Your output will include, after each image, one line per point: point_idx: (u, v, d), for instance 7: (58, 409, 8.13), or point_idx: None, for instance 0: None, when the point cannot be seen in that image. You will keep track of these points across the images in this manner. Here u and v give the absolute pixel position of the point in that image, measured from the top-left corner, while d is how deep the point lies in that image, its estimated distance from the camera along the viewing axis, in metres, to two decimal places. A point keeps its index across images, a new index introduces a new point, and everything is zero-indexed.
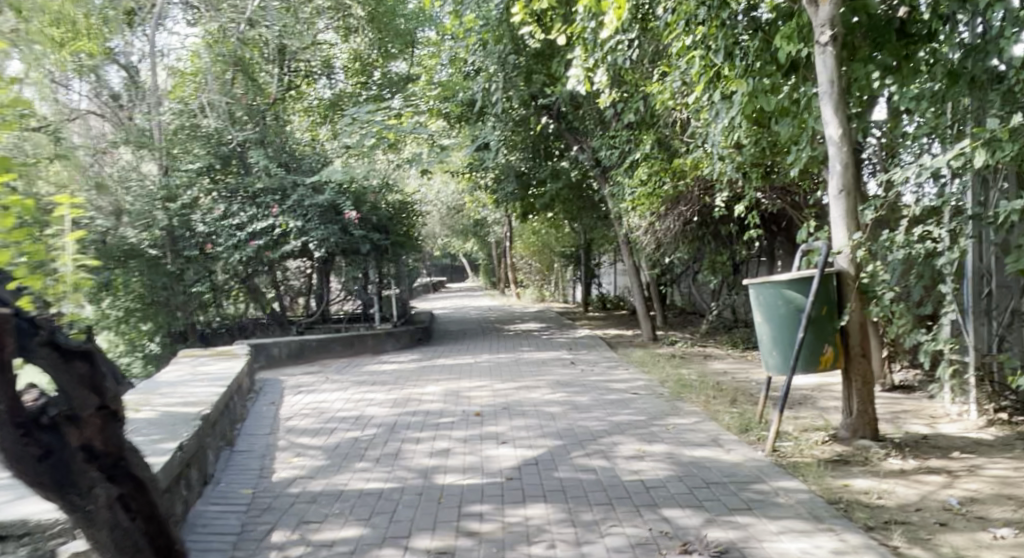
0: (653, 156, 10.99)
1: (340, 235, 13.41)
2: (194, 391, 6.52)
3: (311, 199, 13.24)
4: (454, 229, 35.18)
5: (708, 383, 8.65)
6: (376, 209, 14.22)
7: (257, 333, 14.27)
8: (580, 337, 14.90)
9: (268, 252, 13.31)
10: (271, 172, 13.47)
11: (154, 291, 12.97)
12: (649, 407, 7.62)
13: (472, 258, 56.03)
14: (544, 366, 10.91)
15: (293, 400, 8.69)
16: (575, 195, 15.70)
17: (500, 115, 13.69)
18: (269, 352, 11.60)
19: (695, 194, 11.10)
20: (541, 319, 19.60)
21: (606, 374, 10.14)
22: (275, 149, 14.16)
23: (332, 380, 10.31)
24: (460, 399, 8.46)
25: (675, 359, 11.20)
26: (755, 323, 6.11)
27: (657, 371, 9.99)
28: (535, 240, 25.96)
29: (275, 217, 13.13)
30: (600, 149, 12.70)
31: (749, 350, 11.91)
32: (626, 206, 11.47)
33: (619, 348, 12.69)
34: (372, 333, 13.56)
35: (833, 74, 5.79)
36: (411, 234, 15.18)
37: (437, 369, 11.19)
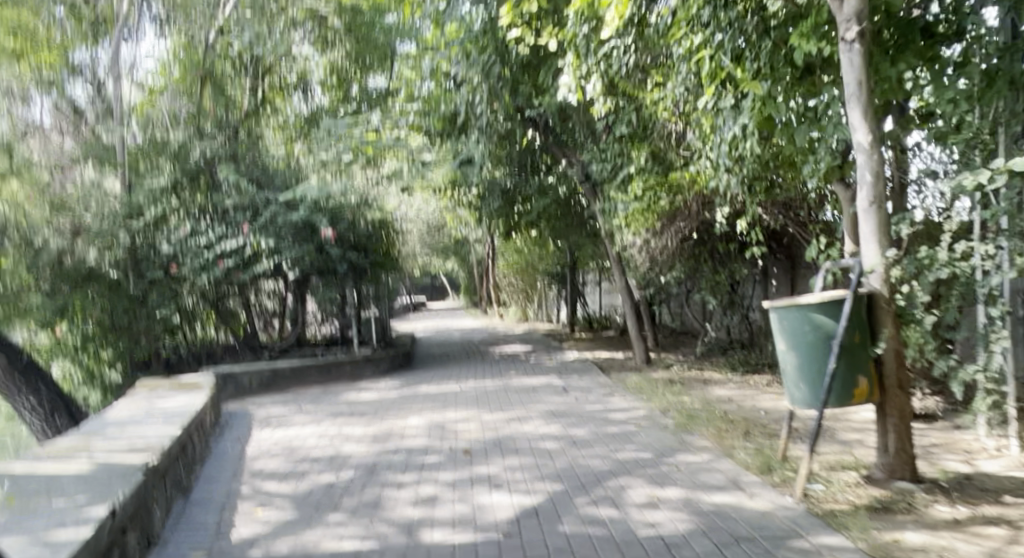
0: (648, 170, 10.42)
1: (315, 254, 12.82)
2: (145, 433, 5.75)
3: (285, 215, 12.52)
4: (434, 248, 34.50)
5: (714, 414, 8.00)
6: (356, 225, 13.50)
7: (227, 358, 13.40)
8: (570, 360, 14.24)
9: (238, 272, 12.71)
10: (241, 189, 12.76)
11: (113, 317, 12.08)
12: (655, 441, 6.95)
13: (452, 278, 55.35)
14: (534, 393, 10.21)
15: (262, 437, 7.92)
16: (562, 211, 15.21)
17: (484, 128, 13.03)
18: (238, 380, 10.79)
19: (693, 208, 10.56)
20: (526, 341, 18.94)
21: (602, 402, 9.45)
22: (248, 165, 13.50)
23: (307, 412, 9.53)
24: (446, 434, 7.73)
25: (673, 384, 10.56)
26: (779, 351, 5.47)
27: (657, 399, 9.34)
28: (519, 259, 25.35)
29: (246, 237, 12.51)
30: (590, 163, 12.11)
31: (750, 373, 11.31)
32: (619, 222, 10.89)
33: (612, 373, 12.05)
34: (350, 359, 12.80)
35: (862, 74, 5.14)
36: (389, 253, 14.59)
37: (420, 397, 10.45)
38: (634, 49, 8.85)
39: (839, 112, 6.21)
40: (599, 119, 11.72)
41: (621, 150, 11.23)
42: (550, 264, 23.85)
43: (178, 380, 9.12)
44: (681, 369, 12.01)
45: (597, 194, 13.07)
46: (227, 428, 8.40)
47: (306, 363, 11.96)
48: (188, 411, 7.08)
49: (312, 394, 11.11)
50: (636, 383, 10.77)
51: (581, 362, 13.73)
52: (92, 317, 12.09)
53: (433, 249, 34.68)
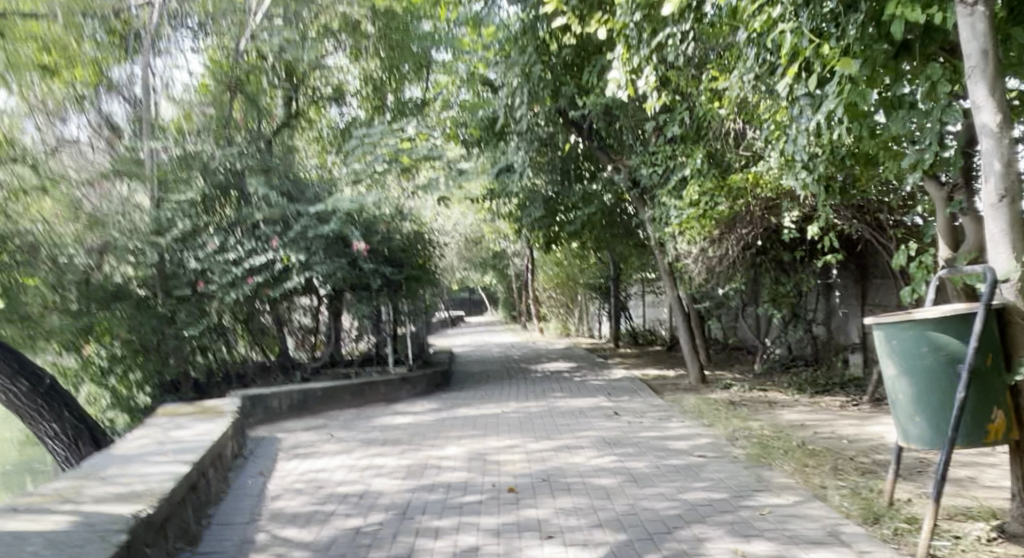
0: (706, 172, 9.61)
1: (347, 268, 11.95)
2: (149, 471, 5.06)
3: (316, 228, 11.67)
4: (473, 262, 33.96)
5: (791, 444, 7.06)
6: (390, 237, 12.64)
7: (257, 380, 12.63)
8: (617, 378, 13.36)
9: (268, 289, 11.77)
10: (270, 202, 11.98)
11: (141, 336, 11.67)
12: (727, 479, 6.05)
13: (490, 292, 54.83)
14: (583, 417, 9.36)
15: (287, 469, 7.21)
16: (608, 220, 14.12)
17: (524, 133, 12.32)
18: (267, 404, 10.17)
19: (757, 214, 9.54)
20: (569, 358, 18.10)
21: (659, 428, 8.57)
22: (277, 177, 12.57)
23: (338, 438, 8.83)
24: (489, 467, 6.93)
25: (735, 407, 9.63)
26: (887, 377, 4.61)
27: (720, 425, 8.42)
28: (560, 272, 24.62)
29: (275, 252, 11.61)
30: (639, 168, 11.33)
31: (819, 394, 10.30)
32: (672, 229, 10.03)
33: (665, 394, 11.15)
34: (385, 380, 12.09)
35: (987, 43, 4.23)
36: (427, 266, 13.67)
37: (458, 422, 9.69)
38: (692, 37, 8.02)
39: (943, 97, 5.35)
40: (649, 120, 10.91)
41: (675, 153, 10.42)
42: (593, 276, 22.95)
43: (201, 405, 8.50)
44: (742, 388, 11.04)
45: (646, 203, 12.20)
46: (252, 457, 7.75)
47: (339, 384, 11.31)
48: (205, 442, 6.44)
49: (344, 418, 10.43)
50: (694, 405, 9.85)
51: (630, 380, 12.84)
52: (118, 338, 11.67)
53: (472, 263, 34.04)
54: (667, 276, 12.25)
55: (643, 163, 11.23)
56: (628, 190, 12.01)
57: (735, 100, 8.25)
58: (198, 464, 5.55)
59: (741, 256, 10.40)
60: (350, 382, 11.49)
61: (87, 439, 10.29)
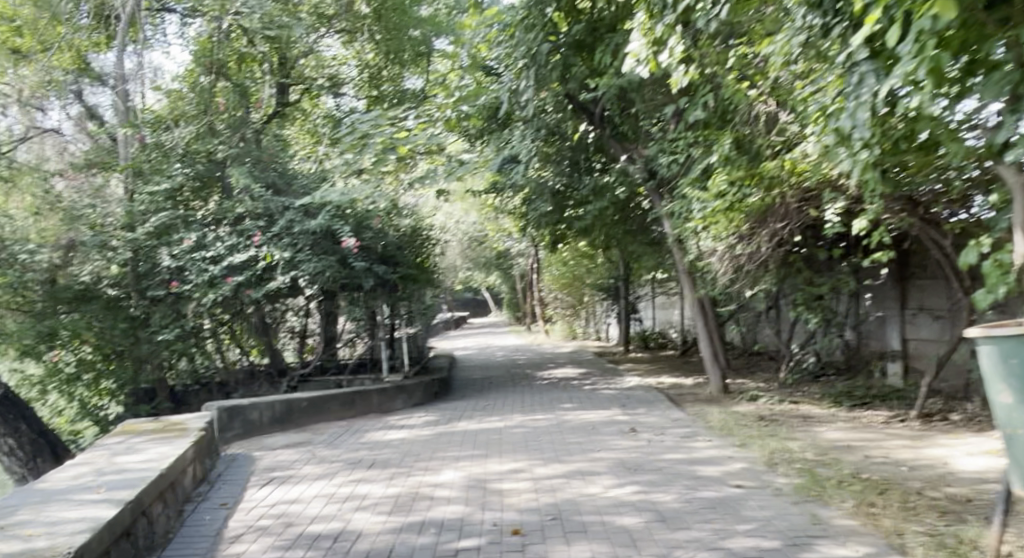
0: (734, 160, 8.66)
1: (336, 267, 10.77)
2: (65, 518, 4.08)
3: (302, 222, 10.71)
4: (477, 262, 33.03)
5: (844, 473, 6.03)
6: (383, 234, 11.64)
7: (241, 388, 11.60)
8: (630, 387, 12.36)
9: (247, 290, 10.55)
10: (253, 195, 10.89)
11: (111, 341, 10.74)
12: (777, 520, 5.03)
13: (495, 292, 53.92)
14: (596, 434, 8.35)
15: (256, 499, 6.22)
16: (620, 216, 13.05)
17: (531, 120, 11.32)
18: (246, 416, 9.19)
19: (793, 206, 8.50)
20: (578, 362, 17.12)
21: (684, 449, 7.54)
22: (262, 168, 11.47)
23: (321, 459, 7.83)
24: (490, 498, 5.93)
25: (766, 423, 8.61)
26: (995, 403, 3.67)
27: (753, 445, 7.41)
28: (566, 272, 23.66)
29: (257, 249, 10.51)
30: (656, 156, 10.34)
31: (858, 408, 9.29)
32: (694, 224, 9.07)
33: (686, 405, 10.16)
34: (378, 388, 11.07)
35: None
36: (426, 265, 12.69)
37: (457, 438, 8.69)
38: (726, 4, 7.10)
39: None
40: (668, 105, 9.92)
41: (698, 140, 9.45)
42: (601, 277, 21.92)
43: (165, 422, 7.57)
44: (771, 400, 10.02)
45: (663, 196, 11.11)
46: (220, 483, 6.75)
47: (328, 394, 10.31)
48: (157, 467, 5.50)
49: (332, 433, 9.45)
50: (720, 420, 8.84)
51: (646, 390, 11.83)
52: (89, 342, 10.73)
53: (475, 262, 33.04)
54: (687, 277, 11.26)
55: (660, 152, 10.24)
56: (643, 182, 10.97)
57: (783, 69, 7.10)
58: (134, 503, 4.56)
59: (776, 254, 9.29)
60: (339, 392, 10.48)
61: (47, 454, 9.35)
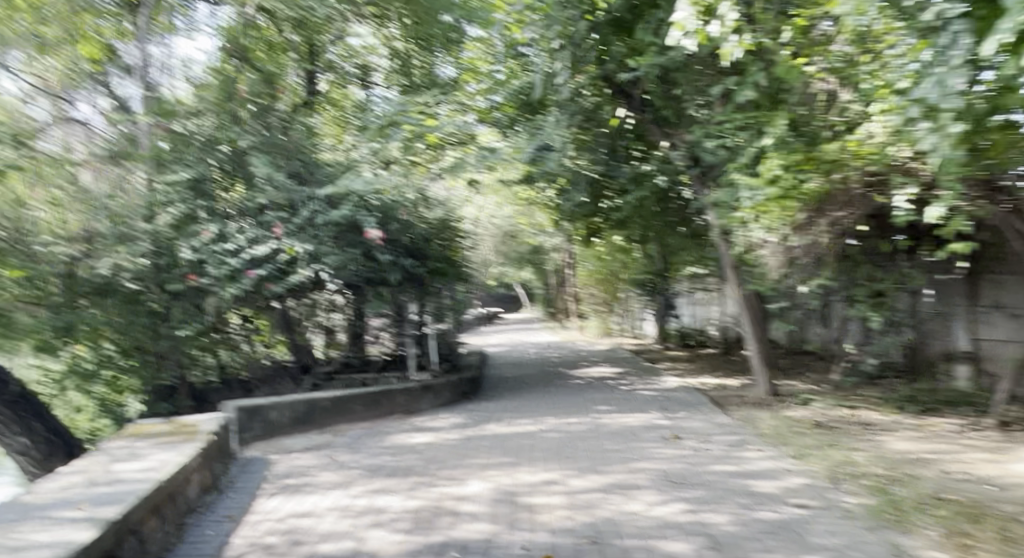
0: (789, 142, 7.94)
1: (360, 261, 10.38)
2: (33, 542, 3.56)
3: (324, 212, 10.26)
4: (510, 257, 32.42)
5: (922, 493, 5.31)
6: (410, 225, 11.11)
7: (262, 387, 11.18)
8: (670, 388, 11.66)
9: (269, 284, 10.08)
10: (274, 184, 10.42)
11: (132, 338, 10.07)
12: (853, 551, 4.33)
13: (527, 288, 53.31)
14: (636, 441, 7.70)
15: (265, 511, 5.70)
16: (660, 208, 12.34)
17: (566, 104, 10.67)
18: (265, 417, 8.71)
19: (855, 193, 7.72)
20: (613, 361, 16.45)
21: (735, 460, 6.85)
22: (285, 156, 10.96)
23: (340, 464, 7.30)
24: (521, 516, 5.32)
25: (824, 430, 7.87)
26: None
27: (811, 457, 6.70)
28: (602, 267, 22.92)
29: (278, 241, 10.04)
30: (701, 141, 9.62)
31: (924, 415, 8.49)
32: (742, 213, 8.37)
33: (731, 409, 9.46)
34: (405, 388, 10.53)
35: None
36: (456, 259, 12.11)
37: (486, 442, 8.12)
38: None
39: None
40: (716, 85, 9.19)
41: (747, 122, 8.74)
42: (637, 272, 21.18)
43: (176, 423, 7.11)
44: (826, 405, 9.25)
45: (706, 184, 10.39)
46: (230, 493, 6.23)
47: (351, 393, 9.82)
48: (155, 477, 5.00)
49: (355, 435, 8.95)
50: (772, 426, 8.11)
51: (687, 392, 11.11)
52: (108, 338, 10.01)
53: (508, 258, 32.45)
54: (732, 272, 10.49)
55: (705, 136, 9.53)
56: (686, 169, 10.27)
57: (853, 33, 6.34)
58: (120, 522, 4.04)
59: (835, 246, 8.51)
60: (363, 391, 9.99)
61: (61, 453, 9.00)
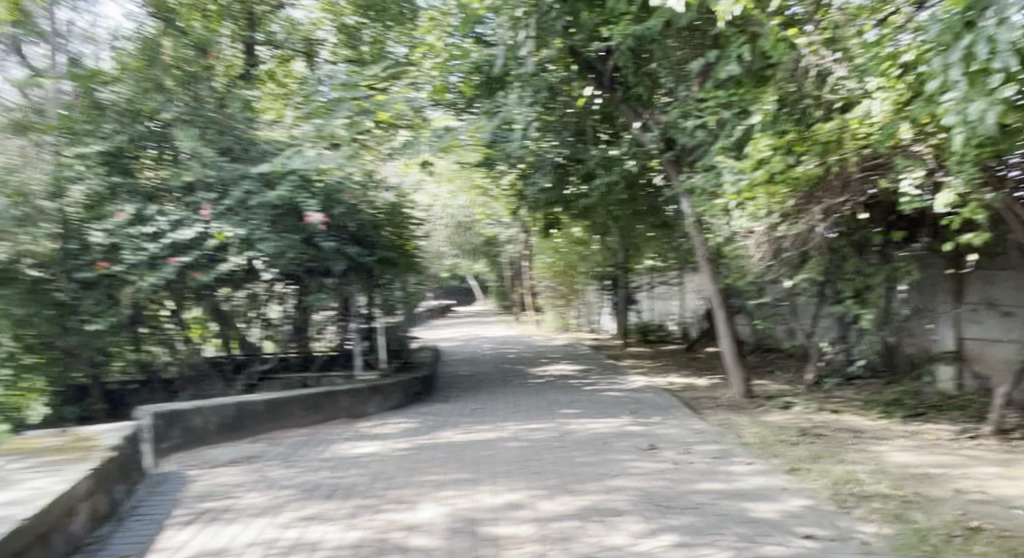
0: (779, 122, 7.21)
1: (301, 247, 9.13)
2: None
3: (259, 193, 9.13)
4: (464, 249, 31.46)
5: (948, 521, 4.60)
6: (357, 210, 10.01)
7: (188, 389, 10.06)
8: (637, 389, 10.93)
9: (194, 274, 8.91)
10: (202, 160, 9.22)
11: (36, 333, 8.52)
12: None
13: (481, 281, 52.44)
14: (609, 453, 6.89)
15: (171, 547, 4.68)
16: (628, 195, 11.52)
17: (528, 80, 9.84)
18: (186, 424, 7.70)
19: (852, 177, 6.98)
20: (573, 358, 15.68)
21: (722, 476, 6.07)
22: (214, 131, 9.81)
23: (270, 483, 6.28)
24: (484, 553, 4.43)
25: (813, 439, 7.17)
26: None
27: (807, 472, 5.98)
28: (560, 259, 22.16)
29: (206, 224, 8.90)
30: (678, 121, 8.84)
31: (913, 421, 7.88)
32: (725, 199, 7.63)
33: (707, 414, 8.75)
34: (349, 390, 9.49)
35: None
36: (408, 249, 11.07)
37: (439, 453, 7.21)
38: None
39: None
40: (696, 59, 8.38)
41: (731, 98, 7.98)
42: (596, 264, 20.49)
43: (73, 436, 6.02)
44: (808, 409, 8.58)
45: (680, 169, 9.64)
46: (131, 521, 5.18)
47: (288, 395, 8.77)
48: (19, 515, 3.93)
49: (291, 444, 7.92)
50: (755, 434, 7.39)
51: (656, 393, 10.38)
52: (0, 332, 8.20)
53: (462, 249, 31.48)
54: (706, 265, 9.77)
55: (683, 116, 8.76)
56: (659, 153, 9.49)
57: None
58: None
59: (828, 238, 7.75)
60: (302, 393, 8.94)
61: None
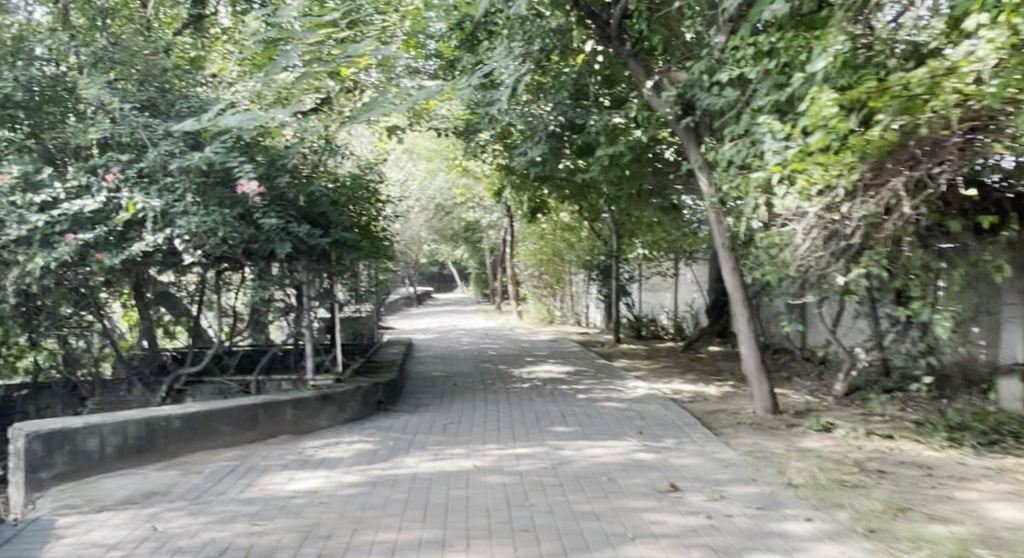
0: (846, 71, 5.55)
1: (233, 225, 7.38)
2: None
3: (181, 155, 7.39)
4: (444, 233, 29.72)
5: None
6: (307, 180, 8.24)
7: (97, 395, 8.32)
8: (639, 399, 9.32)
9: (98, 254, 7.08)
10: (112, 115, 7.49)
11: None
12: None
13: (461, 267, 50.77)
14: (621, 499, 5.26)
15: None
16: (634, 172, 9.88)
17: (519, 27, 8.22)
18: (73, 448, 6.01)
19: (943, 143, 5.36)
20: (561, 356, 14.06)
21: (779, 540, 4.46)
22: (135, 81, 7.91)
23: (160, 544, 4.58)
24: None
25: (879, 480, 5.58)
26: None
27: (896, 538, 4.39)
28: (547, 245, 20.52)
29: (114, 193, 7.15)
30: (704, 76, 7.19)
31: (991, 453, 6.33)
32: (770, 172, 6.00)
33: (731, 437, 7.16)
34: (294, 401, 7.76)
35: None
36: (372, 230, 9.36)
37: (398, 493, 5.55)
38: None
39: None
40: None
41: (775, 46, 6.33)
42: (585, 252, 18.89)
43: None
44: (854, 433, 7.02)
45: (699, 140, 8.02)
46: None
47: (214, 408, 7.06)
48: None
49: (211, 475, 6.22)
50: (803, 472, 5.79)
51: (663, 405, 8.78)
52: None
53: (442, 233, 29.73)
54: (727, 255, 8.15)
55: (709, 71, 7.11)
56: (676, 118, 7.84)
57: None
58: None
59: (903, 226, 6.11)
60: (233, 405, 7.22)
61: None
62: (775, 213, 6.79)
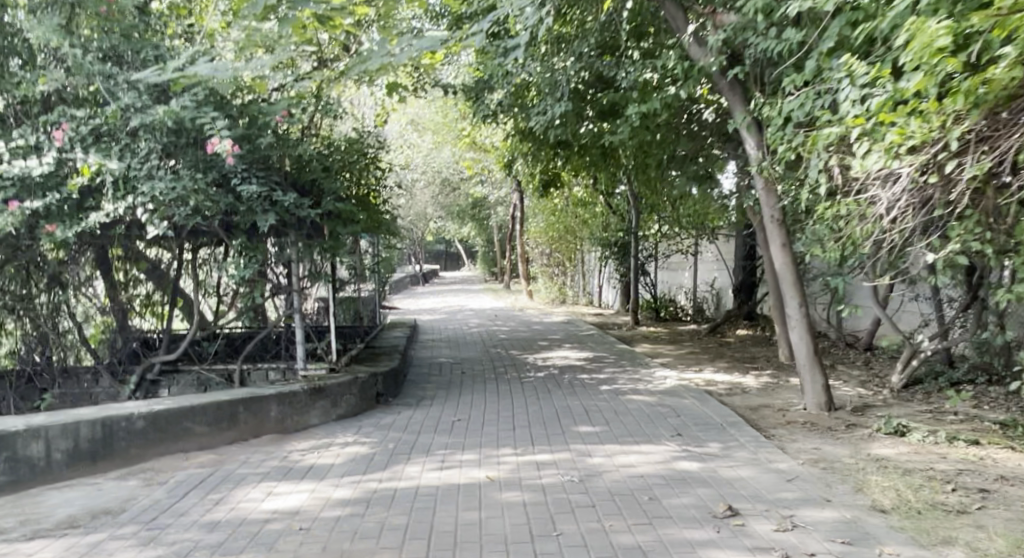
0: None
1: (204, 193, 6.34)
2: None
3: (144, 110, 6.35)
4: (450, 209, 28.66)
5: None
6: (294, 141, 7.16)
7: (57, 385, 7.31)
8: (670, 391, 8.30)
9: (48, 227, 6.07)
10: (68, 64, 6.45)
11: None
12: None
13: (467, 245, 49.75)
14: (670, 528, 4.26)
15: None
16: (667, 134, 8.84)
17: None
18: (11, 454, 5.07)
19: None
20: (576, 340, 13.04)
21: None
22: (96, 26, 6.83)
23: None
24: None
25: (984, 504, 4.55)
26: None
27: None
28: (559, 220, 19.44)
29: (68, 153, 6.14)
30: (758, 16, 6.06)
31: None
32: (850, 125, 4.90)
33: (786, 441, 6.15)
34: (280, 395, 6.76)
35: None
36: (370, 200, 8.31)
37: (395, 517, 4.54)
38: None
39: None
40: None
41: None
42: (599, 229, 17.80)
43: None
44: (933, 437, 5.99)
45: (746, 96, 6.97)
46: None
47: (184, 405, 6.07)
48: None
49: (176, 487, 5.23)
50: (887, 491, 4.77)
51: (699, 399, 7.76)
52: None
53: (449, 209, 28.66)
54: (777, 229, 7.11)
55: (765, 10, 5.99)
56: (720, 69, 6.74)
57: None
58: None
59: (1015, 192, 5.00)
60: (207, 401, 6.23)
61: None
62: (847, 178, 5.73)
